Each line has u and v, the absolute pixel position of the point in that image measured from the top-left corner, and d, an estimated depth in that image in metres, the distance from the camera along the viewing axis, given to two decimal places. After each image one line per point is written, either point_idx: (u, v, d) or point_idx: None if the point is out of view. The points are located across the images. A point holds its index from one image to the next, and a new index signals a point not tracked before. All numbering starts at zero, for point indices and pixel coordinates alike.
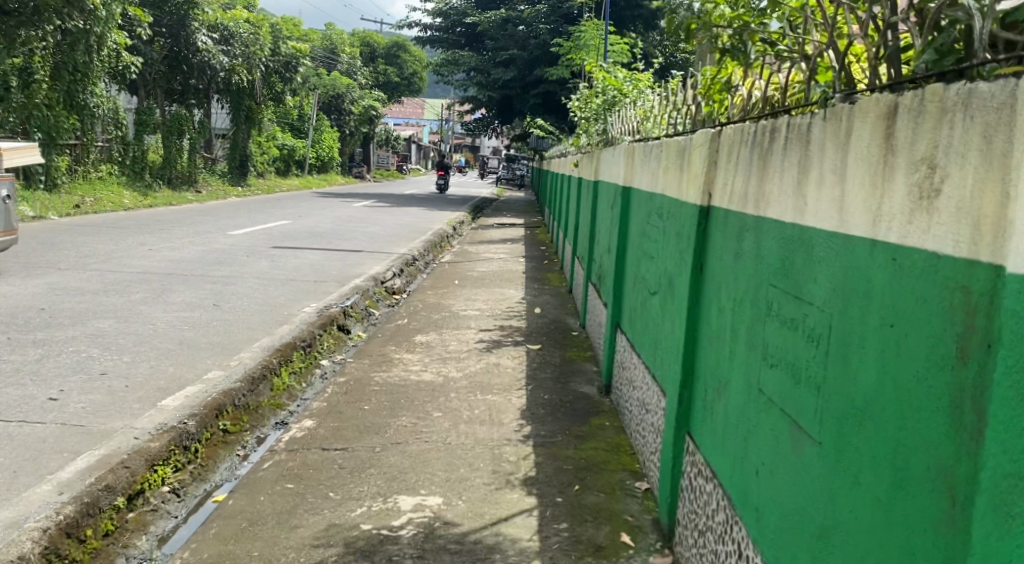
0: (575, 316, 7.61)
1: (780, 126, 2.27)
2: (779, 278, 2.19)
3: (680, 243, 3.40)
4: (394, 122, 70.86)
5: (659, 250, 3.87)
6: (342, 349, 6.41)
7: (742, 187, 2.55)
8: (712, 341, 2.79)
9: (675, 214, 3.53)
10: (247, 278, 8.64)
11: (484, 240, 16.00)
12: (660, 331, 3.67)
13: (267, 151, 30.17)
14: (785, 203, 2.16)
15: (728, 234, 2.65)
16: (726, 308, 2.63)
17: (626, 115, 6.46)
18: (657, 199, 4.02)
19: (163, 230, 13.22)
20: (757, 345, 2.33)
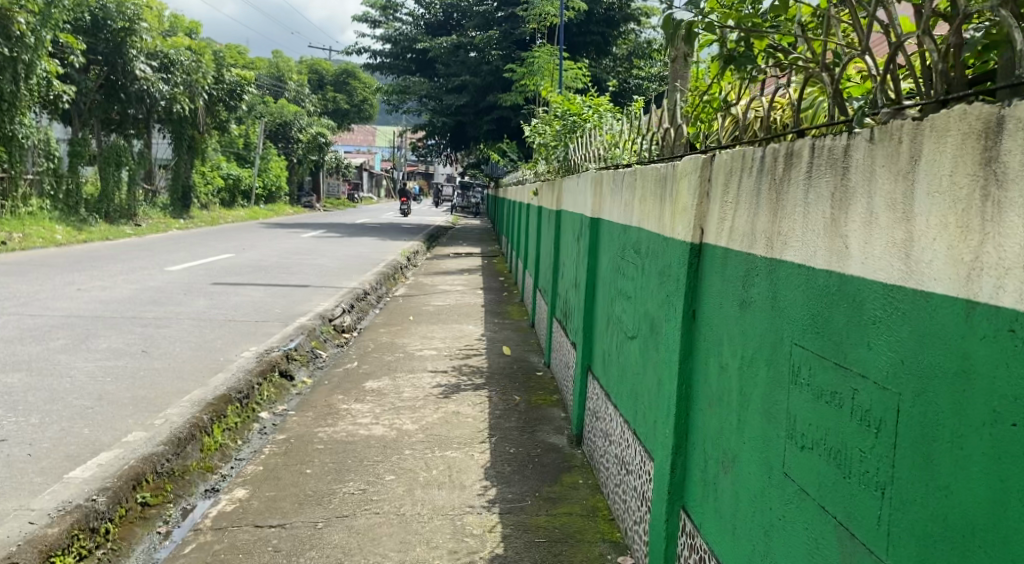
0: (536, 354, 7.19)
1: (799, 150, 2.04)
2: (811, 342, 1.97)
3: (661, 285, 3.06)
4: (345, 150, 70.21)
5: (636, 290, 3.51)
6: (281, 400, 5.94)
7: (746, 225, 2.30)
8: (708, 403, 2.53)
9: (656, 251, 3.18)
10: (183, 320, 8.13)
11: (438, 271, 15.55)
12: (639, 381, 3.31)
13: (211, 181, 29.53)
14: (821, 249, 1.93)
15: (729, 282, 2.40)
16: (728, 367, 2.38)
17: (587, 141, 6.09)
18: (632, 233, 3.66)
19: (98, 267, 12.63)
20: (781, 418, 2.10)
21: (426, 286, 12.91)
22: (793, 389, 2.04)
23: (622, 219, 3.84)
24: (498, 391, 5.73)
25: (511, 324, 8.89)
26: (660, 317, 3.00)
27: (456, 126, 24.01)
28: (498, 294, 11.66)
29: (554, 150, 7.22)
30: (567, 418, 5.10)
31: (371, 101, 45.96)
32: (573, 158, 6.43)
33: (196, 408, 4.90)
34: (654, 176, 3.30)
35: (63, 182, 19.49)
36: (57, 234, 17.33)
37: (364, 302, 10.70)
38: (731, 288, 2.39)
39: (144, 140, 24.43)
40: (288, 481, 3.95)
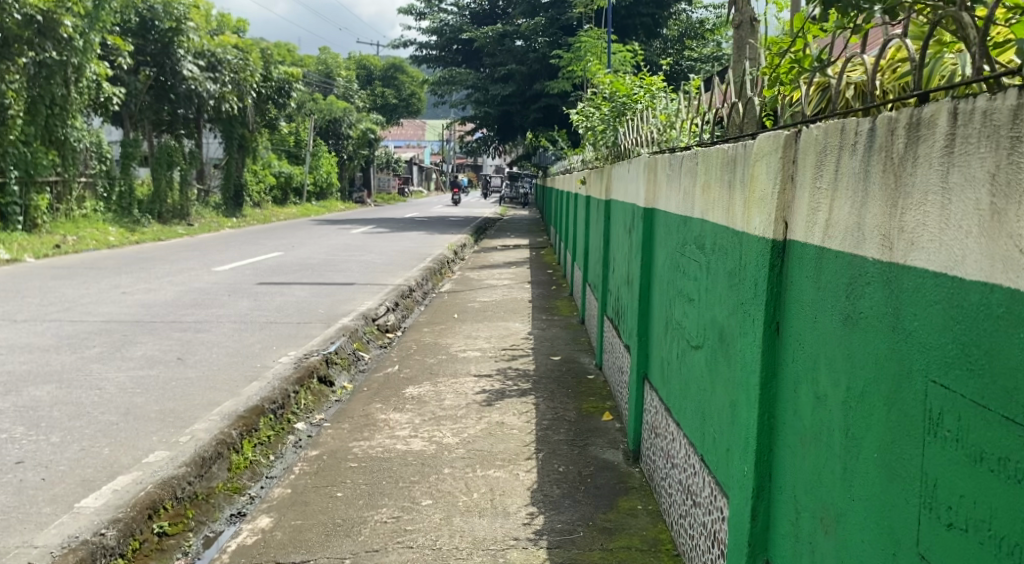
0: (587, 354, 6.79)
1: (935, 120, 1.62)
2: (953, 378, 1.56)
3: (733, 290, 2.65)
4: (396, 145, 70.25)
5: (700, 292, 3.09)
6: (318, 409, 5.59)
7: (852, 223, 1.89)
8: (803, 440, 2.13)
9: (725, 248, 2.76)
10: (223, 322, 7.87)
11: (487, 264, 15.20)
12: (709, 401, 2.91)
13: (263, 179, 29.56)
14: (973, 254, 1.52)
15: (828, 296, 2.00)
16: (831, 401, 1.98)
17: (638, 125, 5.66)
18: (692, 225, 3.24)
19: (144, 269, 12.50)
20: (908, 473, 1.69)
21: (474, 281, 12.56)
22: (924, 437, 1.64)
23: (680, 210, 3.45)
24: (547, 398, 5.33)
25: (561, 321, 8.49)
26: (734, 329, 2.60)
27: (501, 117, 23.56)
28: (548, 289, 11.27)
29: (602, 137, 6.81)
30: (621, 429, 4.69)
31: (419, 94, 45.75)
32: (622, 145, 6.02)
33: (224, 423, 4.56)
34: (718, 160, 2.91)
35: (115, 184, 19.50)
36: (109, 236, 17.32)
37: (410, 301, 10.37)
38: (823, 304, 2.02)
39: (195, 140, 24.46)
40: (315, 505, 3.61)
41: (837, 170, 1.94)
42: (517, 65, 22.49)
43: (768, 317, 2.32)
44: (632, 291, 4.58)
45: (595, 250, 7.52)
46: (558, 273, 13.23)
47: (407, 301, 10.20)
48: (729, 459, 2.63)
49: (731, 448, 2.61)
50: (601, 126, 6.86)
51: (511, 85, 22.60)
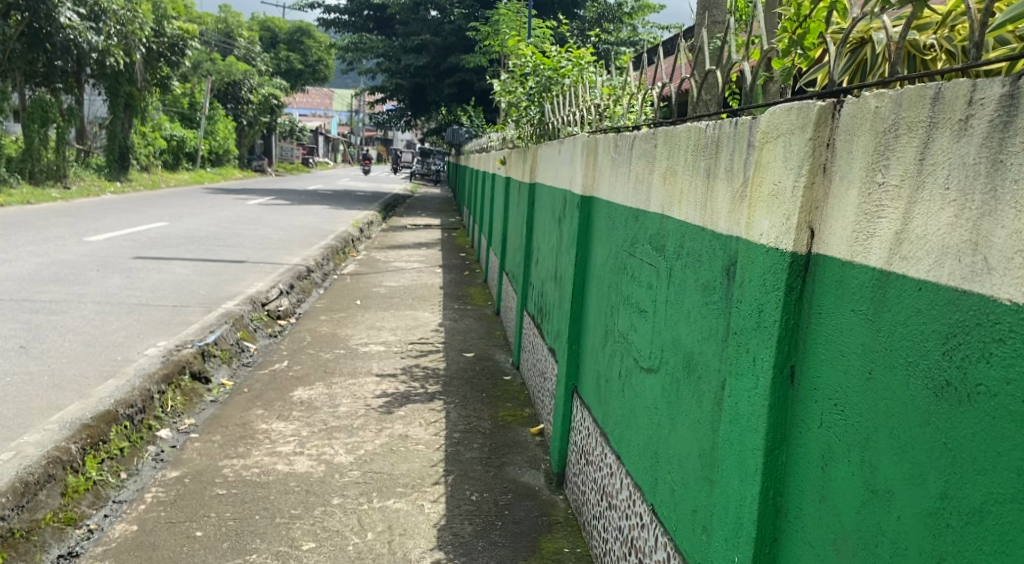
0: (503, 351, 6.18)
1: None
2: None
3: (717, 310, 2.15)
4: (300, 114, 68.14)
5: (654, 301, 2.55)
6: (185, 413, 4.88)
7: (957, 242, 1.47)
8: (847, 525, 1.68)
9: (704, 251, 2.24)
10: (86, 303, 6.98)
11: (393, 244, 14.41)
12: (668, 441, 2.38)
13: (152, 142, 28.00)
14: None
15: (902, 340, 1.56)
16: (908, 482, 1.54)
17: (569, 99, 5.03)
18: (644, 219, 2.70)
19: (7, 236, 11.35)
20: None
21: (379, 263, 11.80)
22: None
23: (623, 200, 2.93)
24: (460, 403, 4.67)
25: (474, 313, 7.85)
26: (720, 362, 2.11)
27: (414, 89, 22.79)
28: (458, 274, 10.60)
29: (528, 115, 6.13)
30: (543, 443, 4.07)
31: (326, 61, 44.18)
32: (550, 123, 5.37)
33: (63, 435, 3.82)
34: (684, 137, 2.40)
35: None
36: None
37: (306, 284, 9.57)
38: (888, 351, 1.59)
39: (75, 95, 22.93)
40: (165, 549, 2.91)
41: (922, 159, 1.55)
42: (431, 36, 21.73)
43: (782, 363, 1.87)
44: (558, 294, 4.07)
45: (514, 236, 6.93)
46: (470, 257, 12.57)
47: (303, 284, 9.41)
48: (703, 533, 2.14)
49: (707, 513, 2.13)
50: (526, 102, 6.18)
51: (424, 56, 21.81)
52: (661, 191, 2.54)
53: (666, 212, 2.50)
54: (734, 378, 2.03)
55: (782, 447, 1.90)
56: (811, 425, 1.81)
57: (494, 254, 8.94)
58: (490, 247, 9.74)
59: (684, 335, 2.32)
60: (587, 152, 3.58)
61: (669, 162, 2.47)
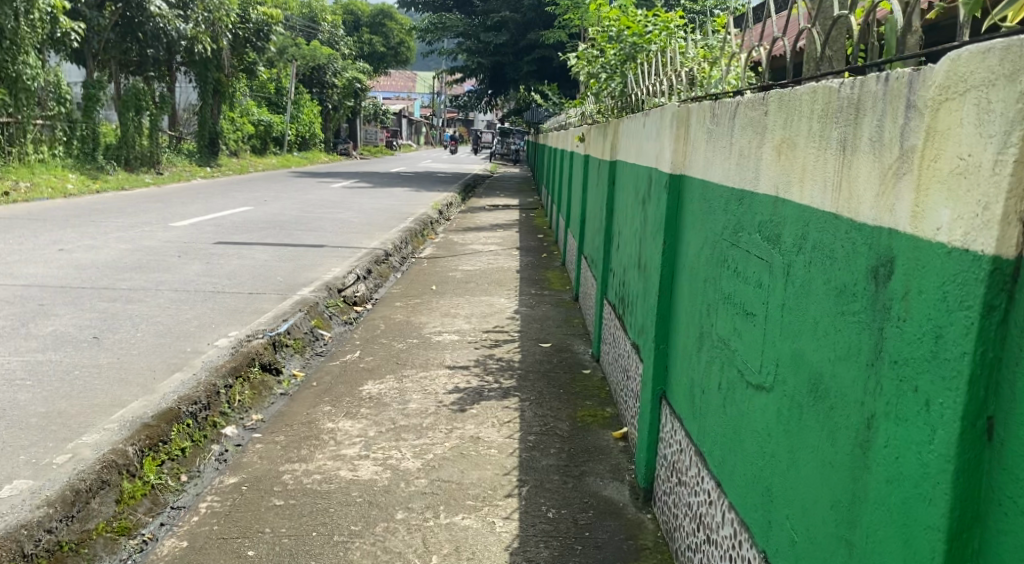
0: (584, 341, 5.81)
1: None
2: None
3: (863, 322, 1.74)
4: (384, 97, 68.66)
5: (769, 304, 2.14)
6: (253, 409, 4.63)
7: None
8: None
9: (843, 247, 1.82)
10: (162, 290, 6.86)
11: (473, 226, 14.16)
12: (792, 478, 1.98)
13: (240, 127, 28.37)
14: None
15: None
16: None
17: (657, 68, 4.62)
18: (753, 204, 2.27)
19: (95, 222, 11.43)
20: None
21: (457, 246, 11.54)
22: None
23: (722, 181, 2.52)
24: (536, 401, 4.32)
25: (553, 298, 7.50)
26: (870, 390, 1.69)
27: (494, 68, 22.59)
28: (537, 257, 10.27)
29: (609, 86, 5.74)
30: (627, 450, 3.70)
31: (408, 43, 44.27)
32: (635, 93, 4.97)
33: (120, 436, 3.59)
34: (806, 100, 1.99)
35: (77, 128, 18.27)
36: (67, 183, 16.22)
37: (384, 268, 9.38)
38: None
39: (165, 83, 23.30)
40: None
41: None
42: (511, 12, 21.55)
43: (978, 412, 1.45)
44: (643, 285, 3.69)
45: (595, 217, 6.55)
46: (550, 238, 12.23)
47: (381, 269, 9.22)
48: None
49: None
50: (606, 72, 5.78)
51: (504, 33, 21.66)
52: (774, 170, 2.13)
53: (780, 194, 2.10)
54: (890, 415, 1.62)
55: (970, 519, 1.47)
56: (1020, 498, 1.40)
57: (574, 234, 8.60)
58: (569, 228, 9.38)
59: (810, 351, 1.92)
60: (673, 122, 3.18)
61: (788, 132, 2.07)
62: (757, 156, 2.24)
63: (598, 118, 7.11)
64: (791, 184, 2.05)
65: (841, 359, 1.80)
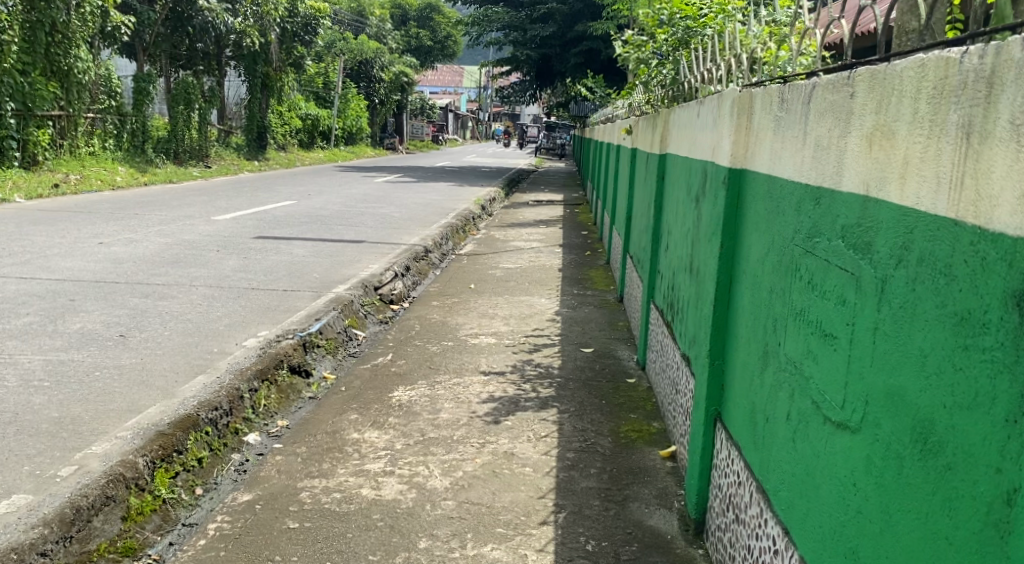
0: (628, 347, 5.50)
1: None
2: None
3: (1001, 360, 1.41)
4: (431, 91, 68.66)
5: (856, 324, 1.81)
6: (278, 414, 4.37)
7: None
8: None
9: (966, 263, 1.49)
10: (195, 286, 6.66)
11: (516, 222, 13.88)
12: (890, 538, 1.65)
13: (287, 121, 28.39)
14: None
15: None
16: None
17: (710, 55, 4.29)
18: (834, 203, 1.94)
19: (138, 214, 11.33)
20: None
21: (499, 242, 11.27)
22: None
23: (793, 175, 2.19)
24: (575, 413, 4.03)
25: (596, 299, 7.19)
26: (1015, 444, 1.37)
27: (541, 61, 22.29)
28: (580, 255, 9.96)
29: (660, 76, 5.42)
30: (675, 472, 3.41)
31: (455, 37, 44.11)
32: (688, 82, 4.65)
33: (130, 446, 3.34)
34: (908, 78, 1.68)
35: (127, 121, 18.27)
36: (116, 176, 16.23)
37: (423, 266, 9.16)
38: None
39: (215, 77, 23.34)
40: None
41: None
42: (559, 4, 21.30)
43: None
44: (695, 290, 3.38)
45: (643, 214, 6.22)
46: (594, 235, 11.90)
47: (420, 267, 9.01)
48: None
49: None
50: (657, 62, 5.46)
51: (551, 25, 21.41)
52: (863, 165, 1.81)
53: (871, 193, 1.78)
54: None
55: None
56: None
57: (619, 231, 8.29)
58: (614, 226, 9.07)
59: (911, 385, 1.60)
60: (732, 109, 2.88)
61: (884, 118, 1.74)
62: (840, 147, 1.92)
63: (647, 111, 6.79)
64: (886, 181, 1.73)
65: (960, 397, 1.48)
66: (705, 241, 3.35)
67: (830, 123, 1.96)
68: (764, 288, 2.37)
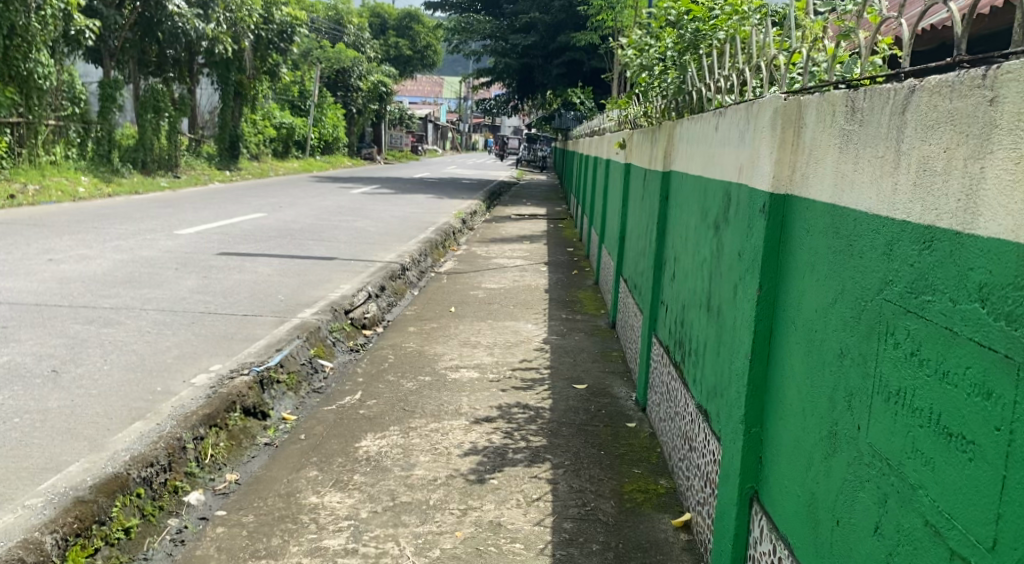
0: (623, 382, 5.02)
1: None
2: None
3: None
4: (410, 101, 67.99)
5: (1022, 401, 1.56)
6: (226, 467, 3.77)
7: None
8: None
9: None
10: (148, 309, 6.09)
11: (496, 237, 13.36)
12: None
13: (261, 130, 27.72)
14: None
15: None
16: None
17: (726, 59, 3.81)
18: (967, 247, 1.69)
19: (95, 227, 10.68)
20: None
21: (480, 259, 10.74)
22: None
23: (888, 213, 1.93)
24: (571, 467, 3.54)
25: (585, 324, 6.71)
26: None
27: (522, 71, 21.84)
28: (566, 273, 9.46)
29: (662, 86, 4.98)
30: (693, 551, 2.93)
31: (434, 46, 43.52)
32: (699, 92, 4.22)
33: (38, 520, 2.75)
34: None
35: (91, 129, 17.54)
36: (79, 186, 15.53)
37: (399, 286, 8.64)
38: None
39: (186, 84, 22.66)
40: None
41: None
42: (540, 14, 20.89)
43: None
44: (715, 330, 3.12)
45: (634, 235, 5.94)
46: (579, 252, 11.40)
47: (396, 287, 8.49)
48: None
49: None
50: (658, 69, 5.02)
51: (533, 36, 20.98)
52: (1017, 199, 1.58)
53: None
54: None
55: None
56: None
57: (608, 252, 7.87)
58: (602, 244, 8.63)
59: None
60: (772, 124, 2.59)
61: None
62: (977, 177, 1.67)
63: (643, 123, 6.35)
64: None
65: None
66: (725, 275, 3.11)
67: (957, 143, 1.73)
68: (840, 343, 2.12)
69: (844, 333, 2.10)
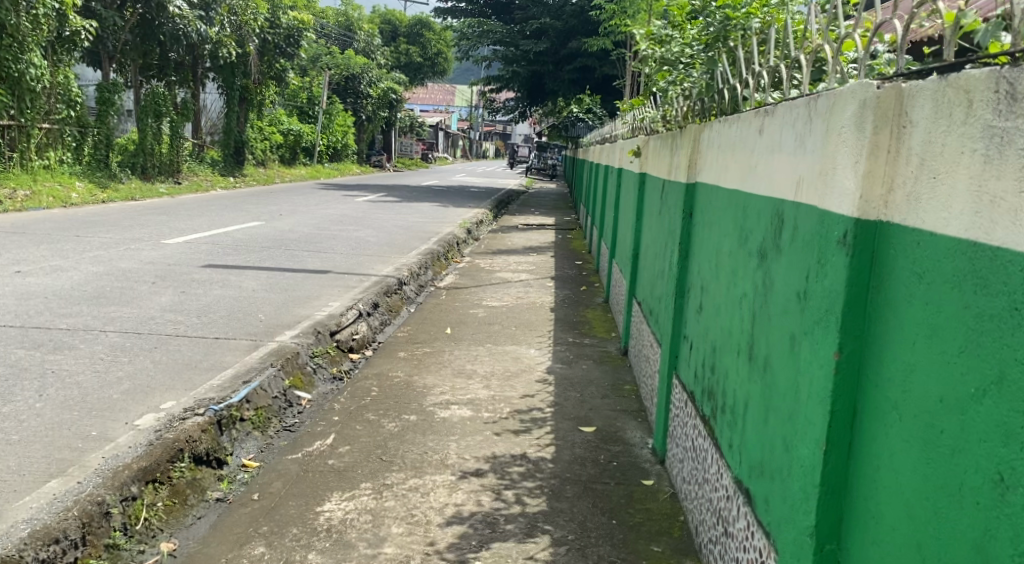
0: (638, 423, 4.38)
1: None
2: None
3: None
4: (421, 110, 67.54)
5: None
6: (165, 532, 3.17)
7: None
8: None
9: None
10: (108, 331, 5.49)
11: (503, 249, 12.73)
12: None
13: (267, 136, 27.17)
14: None
15: None
16: None
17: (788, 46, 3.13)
18: None
19: (77, 236, 10.08)
20: None
21: (484, 273, 10.11)
22: None
23: None
24: (576, 546, 2.97)
25: (595, 350, 6.06)
26: None
27: (532, 78, 21.28)
28: (575, 290, 8.83)
29: (683, 86, 4.43)
30: None
31: (445, 53, 42.99)
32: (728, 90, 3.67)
33: None
34: None
35: (88, 133, 17.01)
36: (72, 192, 14.98)
37: (395, 303, 8.02)
38: None
39: (189, 88, 22.13)
40: None
41: None
42: (552, 19, 20.32)
43: None
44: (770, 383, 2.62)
45: (648, 256, 5.42)
46: (589, 266, 10.76)
47: (391, 304, 7.87)
48: None
49: None
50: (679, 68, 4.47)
51: (544, 41, 20.39)
52: None
53: None
54: None
55: None
56: None
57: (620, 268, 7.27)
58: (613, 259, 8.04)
59: None
60: (864, 127, 2.14)
61: None
62: None
63: (660, 126, 5.76)
64: None
65: None
66: (780, 319, 2.65)
67: None
68: (1001, 438, 1.66)
69: (1006, 425, 1.65)
